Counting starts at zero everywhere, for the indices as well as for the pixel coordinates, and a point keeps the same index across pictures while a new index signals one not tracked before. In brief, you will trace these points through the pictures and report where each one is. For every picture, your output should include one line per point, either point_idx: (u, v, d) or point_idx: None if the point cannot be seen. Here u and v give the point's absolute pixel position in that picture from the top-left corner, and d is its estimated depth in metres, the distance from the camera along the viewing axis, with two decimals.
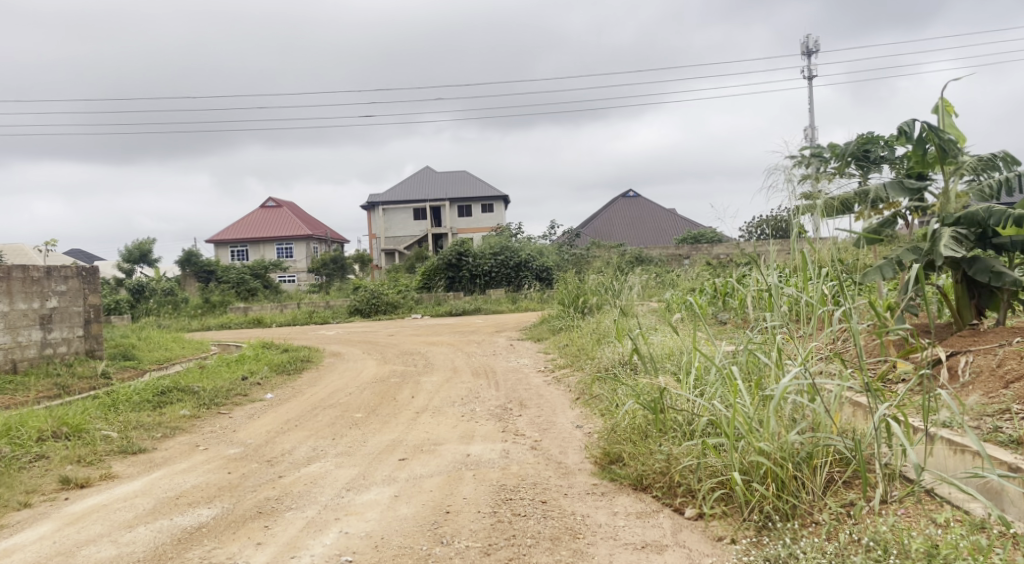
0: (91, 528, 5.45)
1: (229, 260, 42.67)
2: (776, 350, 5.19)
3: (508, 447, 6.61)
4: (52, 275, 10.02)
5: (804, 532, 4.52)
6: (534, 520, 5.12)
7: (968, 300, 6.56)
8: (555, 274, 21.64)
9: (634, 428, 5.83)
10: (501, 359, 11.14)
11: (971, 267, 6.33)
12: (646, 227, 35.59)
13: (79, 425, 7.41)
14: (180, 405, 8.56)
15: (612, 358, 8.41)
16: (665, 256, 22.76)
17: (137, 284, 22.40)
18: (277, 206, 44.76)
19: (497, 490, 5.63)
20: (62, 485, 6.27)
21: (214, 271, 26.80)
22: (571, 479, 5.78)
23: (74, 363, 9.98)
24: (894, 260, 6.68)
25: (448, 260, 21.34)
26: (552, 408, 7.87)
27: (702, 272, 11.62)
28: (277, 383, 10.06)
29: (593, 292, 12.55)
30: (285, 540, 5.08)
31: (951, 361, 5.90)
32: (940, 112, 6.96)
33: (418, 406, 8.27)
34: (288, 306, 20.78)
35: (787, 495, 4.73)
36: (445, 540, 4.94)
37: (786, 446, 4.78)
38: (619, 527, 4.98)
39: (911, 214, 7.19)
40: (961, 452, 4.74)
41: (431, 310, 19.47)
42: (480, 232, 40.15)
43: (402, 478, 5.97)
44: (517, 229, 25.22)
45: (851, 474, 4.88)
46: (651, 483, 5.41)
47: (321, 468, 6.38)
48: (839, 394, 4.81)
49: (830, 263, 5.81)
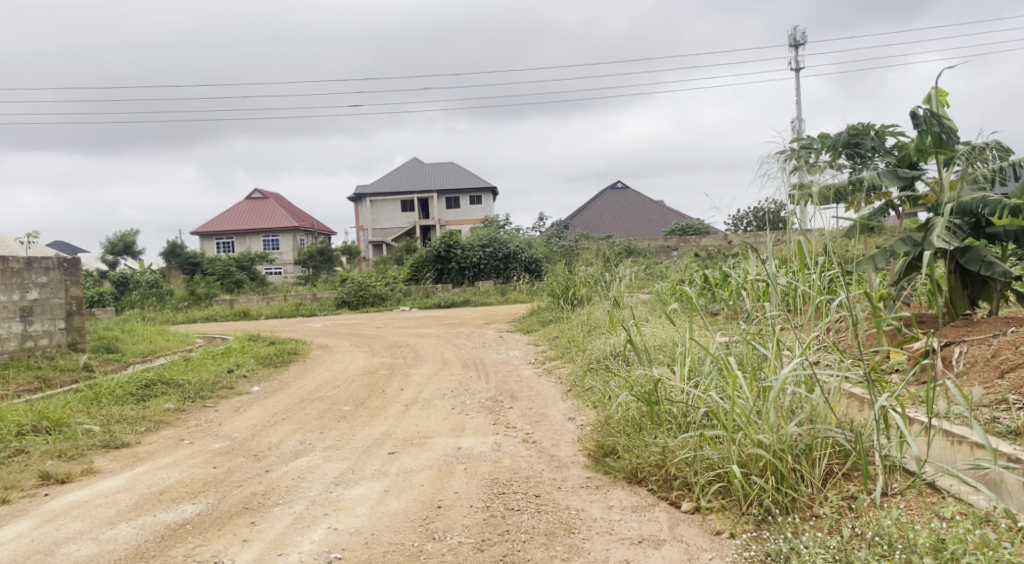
0: (71, 525, 5.31)
1: (214, 252, 42.52)
2: (773, 341, 5.06)
3: (500, 440, 6.51)
4: (33, 267, 9.84)
5: (805, 527, 4.44)
6: (528, 515, 5.01)
7: (961, 291, 6.47)
8: (544, 266, 21.54)
9: (628, 420, 5.71)
10: (491, 351, 11.03)
11: (964, 257, 6.25)
12: (635, 219, 35.53)
13: (60, 419, 7.25)
14: (164, 398, 8.41)
15: (605, 350, 8.32)
16: (653, 247, 22.66)
17: (122, 276, 22.16)
18: (264, 197, 44.45)
19: (490, 484, 5.52)
20: (42, 481, 6.13)
21: (199, 263, 26.58)
22: (565, 472, 5.68)
23: (55, 356, 9.80)
24: (887, 250, 6.55)
25: (437, 252, 21.19)
26: (544, 400, 7.77)
27: (691, 264, 11.55)
28: (264, 376, 9.92)
29: (582, 283, 12.46)
30: (271, 537, 4.96)
31: (944, 351, 5.82)
32: (933, 102, 6.85)
33: (408, 399, 8.16)
34: (274, 298, 20.62)
35: (787, 488, 4.64)
36: (437, 536, 4.83)
37: (786, 438, 4.69)
38: (616, 522, 4.88)
39: (903, 205, 7.07)
40: (959, 443, 4.66)
41: (420, 302, 19.32)
42: (468, 225, 40.01)
43: (393, 472, 5.85)
44: (505, 220, 25.13)
45: (851, 466, 4.80)
46: (647, 476, 5.32)
47: (310, 462, 6.26)
48: (840, 385, 4.73)
49: (824, 253, 5.74)
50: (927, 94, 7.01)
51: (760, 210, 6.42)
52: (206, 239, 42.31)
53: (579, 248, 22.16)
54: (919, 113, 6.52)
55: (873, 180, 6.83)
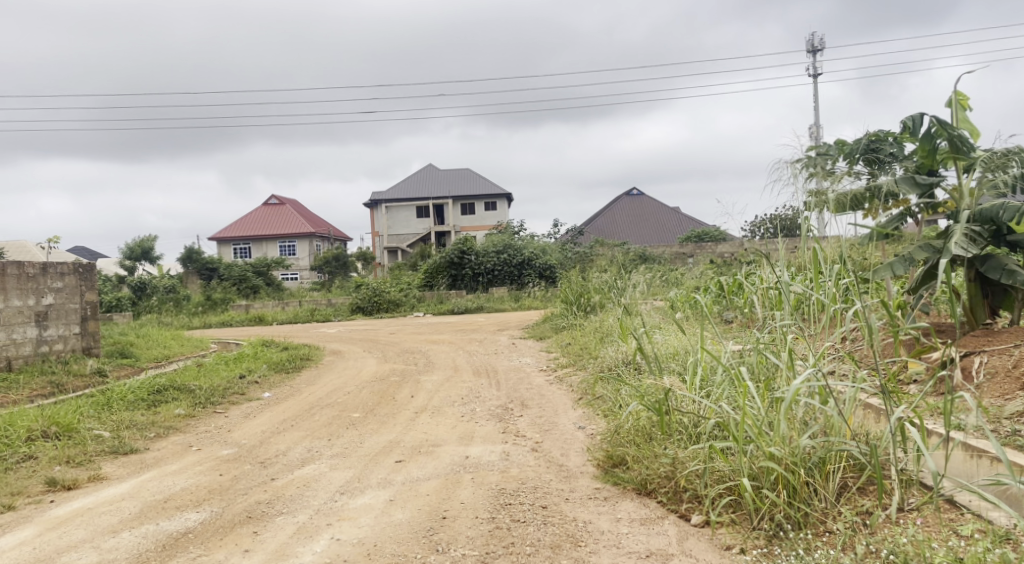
0: (73, 534, 5.25)
1: (231, 257, 42.65)
2: (785, 351, 4.94)
3: (508, 449, 6.42)
4: (48, 272, 9.83)
5: (818, 543, 4.32)
6: (534, 527, 4.91)
7: (981, 299, 6.31)
8: (558, 273, 21.40)
9: (638, 431, 5.64)
10: (503, 358, 10.93)
11: (984, 265, 6.12)
12: (651, 225, 35.36)
13: (70, 424, 7.21)
14: (175, 404, 8.36)
15: (616, 358, 8.20)
16: (669, 254, 22.48)
17: (139, 281, 22.15)
18: (281, 203, 44.58)
19: (496, 494, 5.42)
20: (49, 487, 6.08)
21: (215, 269, 26.62)
22: (573, 483, 5.57)
23: (69, 361, 9.76)
24: (905, 258, 6.40)
25: (451, 258, 21.13)
26: (554, 409, 7.67)
27: (706, 272, 11.42)
28: (275, 382, 9.86)
29: (595, 290, 12.34)
30: (272, 547, 4.89)
31: (964, 360, 5.67)
32: (954, 106, 6.68)
33: (417, 407, 8.06)
34: (290, 303, 20.59)
35: (799, 502, 4.53)
36: (440, 548, 4.74)
37: (798, 451, 4.58)
38: (623, 535, 4.78)
39: (921, 213, 6.87)
40: (978, 457, 4.52)
41: (433, 308, 19.27)
42: (484, 231, 39.97)
43: (398, 482, 5.77)
44: (519, 226, 25.05)
45: (866, 480, 4.66)
46: (656, 487, 5.21)
47: (315, 470, 6.18)
48: (855, 396, 4.61)
49: (840, 260, 5.61)
50: (947, 99, 6.85)
51: (775, 218, 6.32)
52: (223, 245, 42.44)
53: (593, 255, 22.03)
54: (935, 118, 6.37)
55: (891, 187, 6.65)
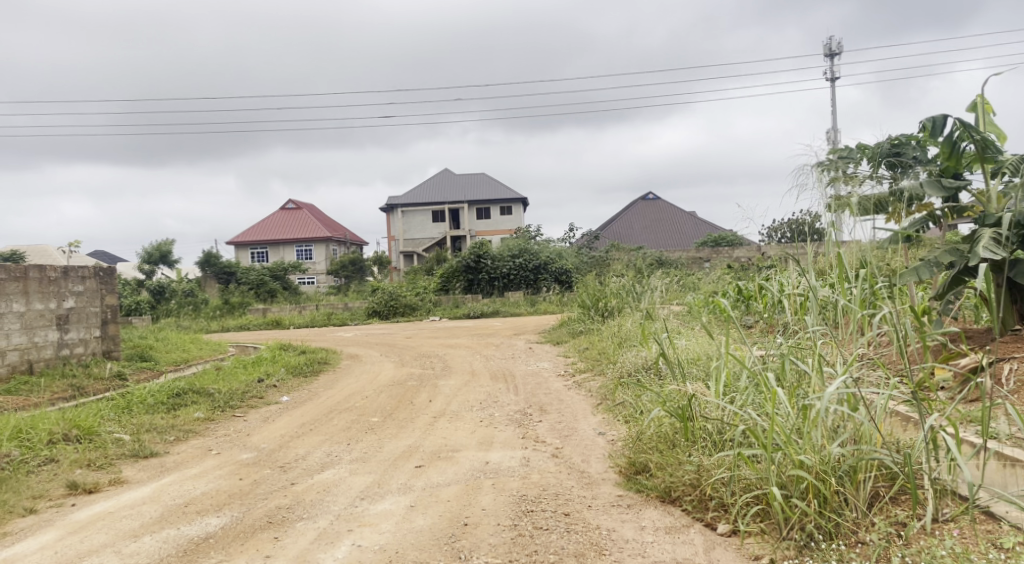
0: (95, 538, 5.23)
1: (248, 260, 42.84)
2: (813, 357, 4.85)
3: (528, 455, 6.36)
4: (69, 276, 9.88)
5: (851, 555, 4.25)
6: (557, 535, 4.86)
7: (1011, 305, 6.20)
8: (575, 276, 21.31)
9: (661, 437, 5.57)
10: (520, 362, 10.87)
11: (1013, 270, 6.02)
12: (665, 229, 35.27)
13: (91, 427, 7.22)
14: (194, 407, 8.36)
15: (637, 363, 8.11)
16: (686, 258, 22.35)
17: (158, 285, 22.27)
18: (298, 206, 44.73)
19: (518, 501, 5.37)
20: (70, 490, 6.07)
21: (233, 272, 26.73)
22: (595, 489, 5.52)
23: (89, 364, 9.79)
24: (931, 262, 6.34)
25: (466, 263, 21.16)
26: (573, 415, 7.58)
27: (724, 276, 11.35)
28: (294, 386, 9.84)
29: (612, 295, 12.23)
30: (294, 553, 4.86)
31: (995, 367, 5.56)
32: (980, 109, 6.60)
33: (435, 411, 8.02)
34: (307, 306, 20.63)
35: (829, 512, 4.46)
36: (463, 555, 4.69)
37: (828, 459, 4.51)
38: (648, 544, 4.71)
39: (945, 217, 6.78)
40: (1012, 466, 4.42)
41: (450, 312, 19.31)
42: (499, 235, 40.00)
43: (418, 487, 5.73)
44: (537, 231, 24.99)
45: (898, 489, 4.59)
46: (680, 495, 5.14)
47: (335, 475, 6.13)
48: (886, 403, 4.53)
49: (866, 265, 5.51)
50: (972, 102, 6.82)
51: (797, 222, 6.21)
52: (240, 248, 42.62)
53: (609, 259, 21.95)
54: (960, 122, 6.25)
55: (916, 191, 6.55)
